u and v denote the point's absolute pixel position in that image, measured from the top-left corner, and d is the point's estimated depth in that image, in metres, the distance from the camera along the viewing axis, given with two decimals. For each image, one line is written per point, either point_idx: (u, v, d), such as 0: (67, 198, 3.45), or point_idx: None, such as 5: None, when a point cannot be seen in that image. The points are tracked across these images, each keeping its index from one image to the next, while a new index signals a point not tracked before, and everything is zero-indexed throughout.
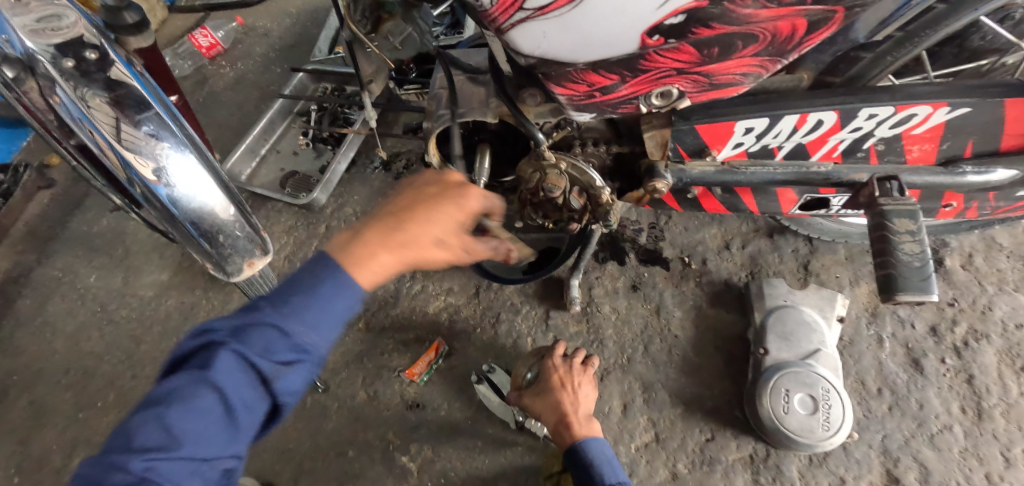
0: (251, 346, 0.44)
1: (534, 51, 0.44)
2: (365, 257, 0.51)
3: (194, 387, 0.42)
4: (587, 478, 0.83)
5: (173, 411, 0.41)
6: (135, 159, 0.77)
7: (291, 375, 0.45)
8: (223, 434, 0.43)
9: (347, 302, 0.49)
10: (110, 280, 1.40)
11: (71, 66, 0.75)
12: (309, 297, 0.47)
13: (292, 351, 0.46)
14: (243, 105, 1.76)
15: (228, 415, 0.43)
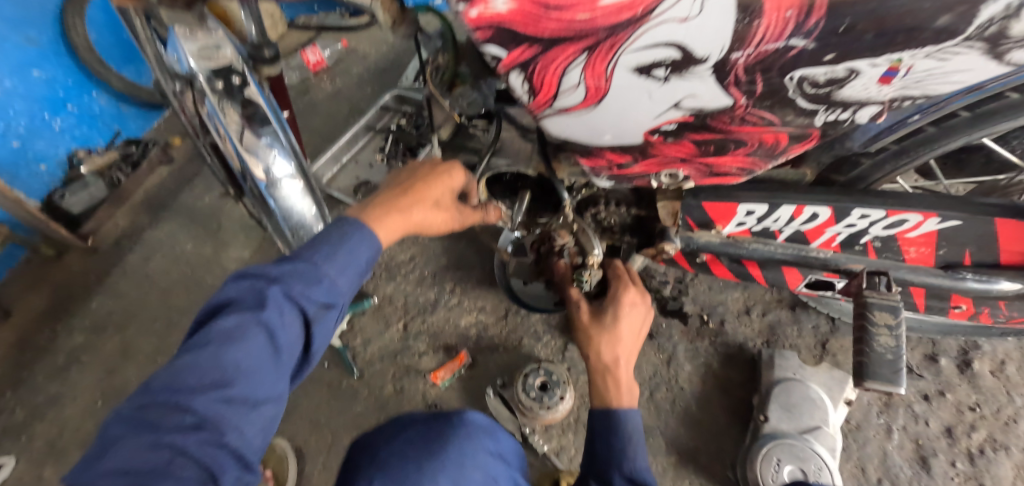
0: (296, 288, 0.55)
1: (560, 134, 0.57)
2: (381, 217, 0.66)
3: (244, 332, 0.50)
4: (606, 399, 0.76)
5: (232, 351, 0.49)
6: (252, 160, 1.01)
7: (326, 318, 0.58)
8: (271, 373, 0.52)
9: (375, 258, 0.63)
10: (202, 250, 1.65)
11: (221, 87, 0.92)
12: (340, 245, 0.59)
13: (329, 296, 0.58)
14: (334, 116, 2.02)
15: (274, 356, 0.53)
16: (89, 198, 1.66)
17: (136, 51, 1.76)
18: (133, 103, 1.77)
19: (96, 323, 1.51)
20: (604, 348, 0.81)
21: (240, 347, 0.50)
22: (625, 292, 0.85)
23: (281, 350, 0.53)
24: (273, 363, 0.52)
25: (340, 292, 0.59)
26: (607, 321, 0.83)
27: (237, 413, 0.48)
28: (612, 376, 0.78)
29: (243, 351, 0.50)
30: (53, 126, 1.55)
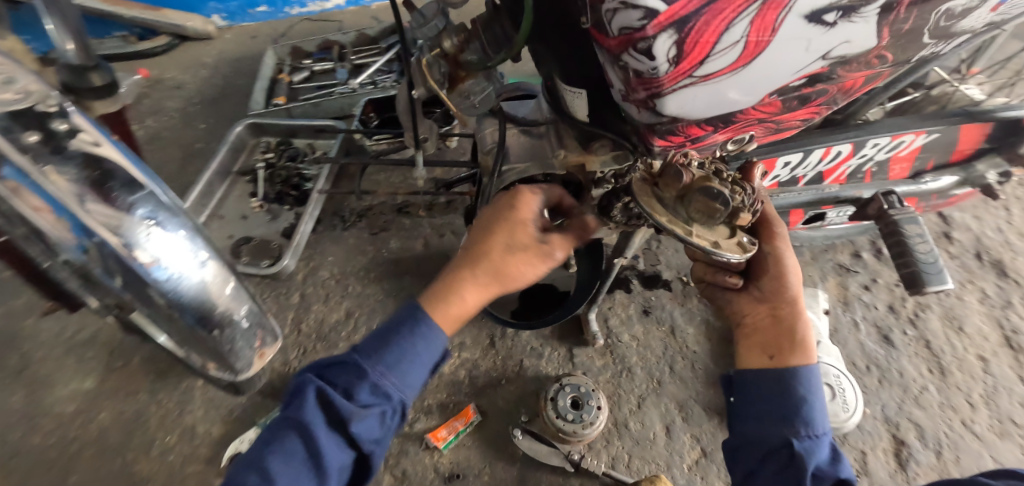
0: (338, 387, 0.57)
1: (673, 113, 0.47)
2: (451, 296, 0.63)
3: (286, 432, 0.55)
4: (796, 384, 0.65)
5: (274, 451, 0.54)
6: (125, 244, 0.66)
7: (369, 419, 0.56)
8: (310, 476, 0.54)
9: (428, 347, 0.62)
10: (8, 401, 1.16)
11: (37, 141, 0.60)
12: (387, 342, 0.60)
13: (374, 398, 0.57)
14: (163, 168, 1.51)
15: (313, 459, 0.54)
16: None
17: None
18: None
19: None
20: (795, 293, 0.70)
21: (281, 446, 0.54)
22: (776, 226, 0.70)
23: (323, 453, 0.54)
24: (312, 465, 0.54)
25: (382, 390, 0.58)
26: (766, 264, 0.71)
27: None
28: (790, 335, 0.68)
29: (283, 452, 0.54)
30: None
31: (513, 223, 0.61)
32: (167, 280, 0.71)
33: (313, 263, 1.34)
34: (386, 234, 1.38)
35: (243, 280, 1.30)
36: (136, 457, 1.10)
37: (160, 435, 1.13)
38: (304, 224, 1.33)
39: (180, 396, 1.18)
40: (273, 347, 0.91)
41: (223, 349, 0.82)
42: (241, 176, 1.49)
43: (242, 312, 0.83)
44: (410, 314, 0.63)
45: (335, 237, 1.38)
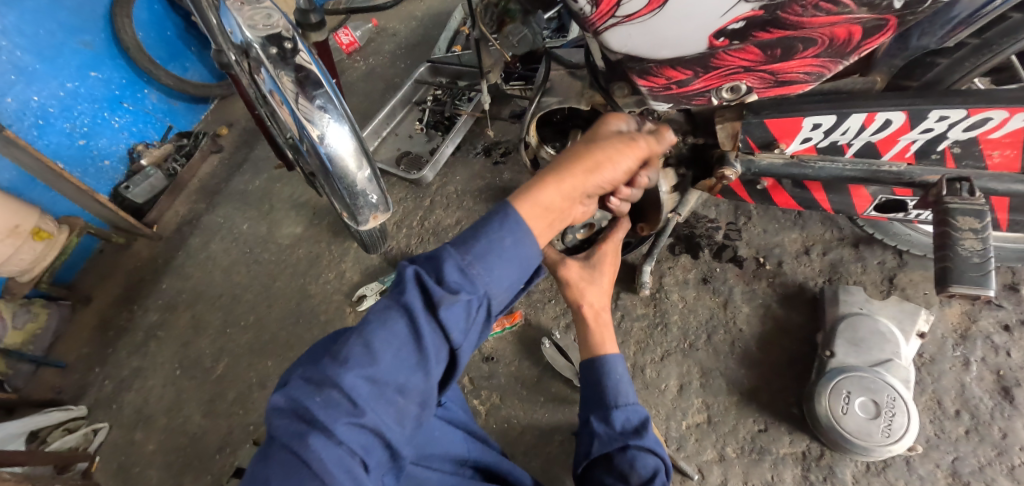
0: (433, 273, 0.51)
1: (621, 48, 0.58)
2: (547, 194, 0.57)
3: (389, 313, 0.50)
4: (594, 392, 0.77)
5: (375, 330, 0.49)
6: (308, 123, 1.03)
7: (460, 305, 0.50)
8: (411, 360, 0.49)
9: (513, 241, 0.53)
10: (258, 228, 1.80)
11: (275, 53, 0.98)
12: (488, 238, 0.53)
13: (462, 284, 0.51)
14: (371, 94, 2.08)
15: (415, 342, 0.49)
16: (150, 188, 1.82)
17: (180, 48, 1.93)
18: (181, 98, 1.96)
19: (168, 302, 1.70)
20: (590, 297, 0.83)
21: (386, 326, 0.49)
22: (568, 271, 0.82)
23: (420, 337, 0.49)
24: (411, 352, 0.49)
25: (473, 277, 0.51)
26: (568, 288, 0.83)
27: (377, 393, 0.47)
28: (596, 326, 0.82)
29: (381, 334, 0.49)
30: (113, 123, 1.73)
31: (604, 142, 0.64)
32: (328, 153, 1.06)
33: (446, 178, 1.69)
34: (503, 167, 1.67)
35: (397, 182, 1.72)
36: (310, 282, 1.64)
37: (325, 272, 1.65)
38: (446, 146, 1.66)
39: (342, 251, 1.68)
40: (384, 216, 1.20)
41: (355, 210, 1.16)
42: (417, 106, 1.91)
43: (373, 192, 1.15)
44: (499, 209, 0.55)
45: (466, 161, 1.70)
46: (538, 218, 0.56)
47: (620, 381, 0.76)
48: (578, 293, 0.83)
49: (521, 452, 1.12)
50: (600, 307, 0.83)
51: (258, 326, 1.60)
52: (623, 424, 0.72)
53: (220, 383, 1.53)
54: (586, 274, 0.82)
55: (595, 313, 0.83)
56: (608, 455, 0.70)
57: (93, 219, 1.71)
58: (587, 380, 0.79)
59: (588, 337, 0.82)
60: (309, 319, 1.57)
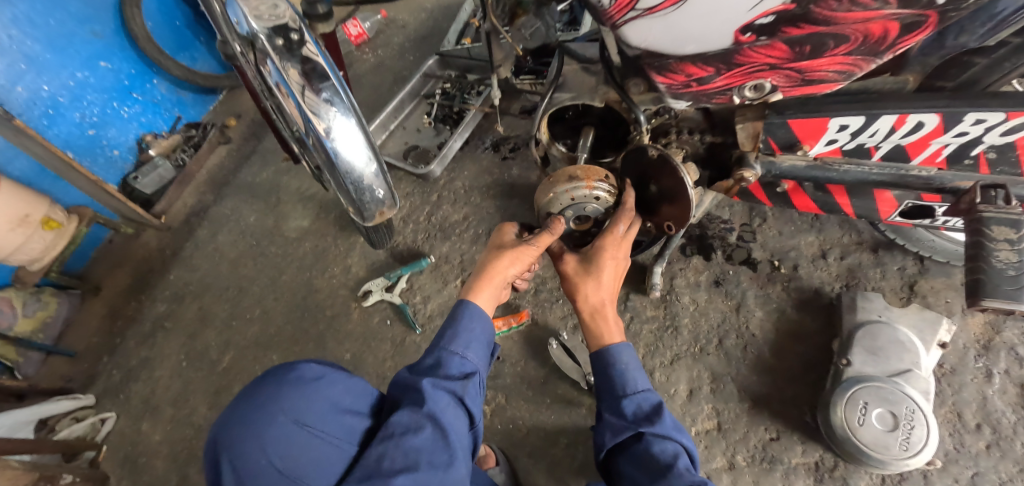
0: (440, 379, 0.71)
1: (640, 43, 0.55)
2: (483, 289, 0.81)
3: (419, 420, 0.65)
4: (608, 384, 0.77)
5: (413, 437, 0.63)
6: (314, 117, 1.01)
7: (468, 390, 0.73)
8: (445, 450, 0.64)
9: (485, 333, 0.80)
10: (265, 221, 1.79)
11: (281, 44, 0.96)
12: (468, 336, 0.78)
13: (463, 371, 0.75)
14: (379, 87, 2.06)
15: (442, 435, 0.65)
16: (159, 179, 1.82)
17: (189, 38, 1.91)
18: (190, 89, 1.95)
19: (176, 293, 1.70)
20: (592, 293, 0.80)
21: (420, 430, 0.64)
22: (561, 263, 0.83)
23: (448, 432, 0.66)
24: (444, 445, 0.65)
25: (469, 364, 0.77)
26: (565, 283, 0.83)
27: (431, 477, 0.61)
28: (602, 316, 0.80)
29: (420, 436, 0.63)
30: (122, 114, 1.73)
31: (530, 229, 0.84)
32: (334, 148, 1.05)
33: (453, 173, 1.66)
34: (512, 162, 1.64)
35: (405, 176, 1.70)
36: (316, 276, 1.63)
37: (332, 266, 1.64)
38: (454, 141, 1.64)
39: (348, 246, 1.66)
40: (391, 212, 1.18)
41: (361, 206, 1.15)
42: (425, 99, 1.89)
43: (380, 188, 1.14)
44: (473, 314, 0.79)
45: (475, 156, 1.68)
46: (488, 301, 0.82)
47: (627, 370, 0.77)
48: (580, 289, 0.81)
49: (526, 453, 1.11)
50: (601, 301, 0.81)
51: (264, 320, 1.60)
52: (632, 412, 0.73)
53: (226, 375, 1.53)
54: (582, 268, 0.81)
55: (592, 308, 0.81)
56: (621, 444, 0.73)
57: (102, 210, 1.71)
58: (597, 372, 0.80)
59: (590, 330, 0.82)
60: (315, 313, 1.56)
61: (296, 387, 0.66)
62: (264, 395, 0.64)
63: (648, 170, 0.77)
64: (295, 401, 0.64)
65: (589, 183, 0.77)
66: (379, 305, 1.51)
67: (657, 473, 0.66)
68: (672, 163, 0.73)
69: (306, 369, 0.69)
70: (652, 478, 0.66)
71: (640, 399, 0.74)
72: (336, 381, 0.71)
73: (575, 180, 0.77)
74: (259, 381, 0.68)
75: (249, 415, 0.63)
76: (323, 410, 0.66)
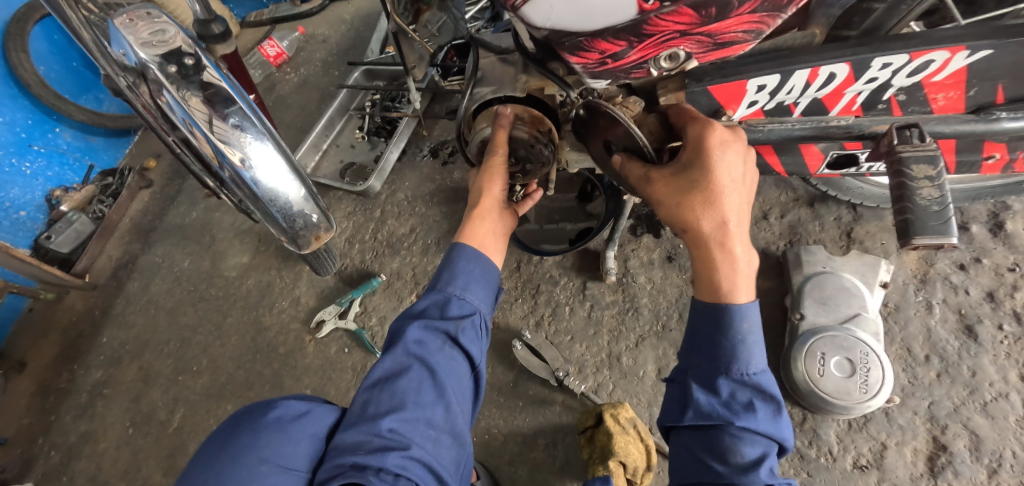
0: (433, 319, 0.74)
1: (545, 23, 0.52)
2: (474, 226, 0.81)
3: (407, 364, 0.70)
4: (709, 329, 0.63)
5: (399, 381, 0.69)
6: (226, 148, 0.94)
7: (467, 331, 0.74)
8: (433, 391, 0.69)
9: (486, 275, 0.80)
10: (200, 263, 1.67)
11: (174, 71, 0.88)
12: (463, 272, 0.78)
13: (463, 311, 0.76)
14: (306, 106, 1.97)
15: (430, 375, 0.70)
16: (76, 235, 1.66)
17: (91, 79, 1.76)
18: (100, 133, 1.78)
19: (111, 357, 1.56)
20: (706, 209, 0.60)
21: (405, 376, 0.69)
22: (710, 131, 0.60)
23: (438, 371, 0.71)
24: (432, 385, 0.70)
25: (468, 303, 0.76)
26: (695, 177, 0.61)
27: (412, 424, 0.66)
28: (722, 246, 0.61)
29: (407, 376, 0.69)
30: (23, 170, 1.58)
31: (482, 167, 0.78)
32: (252, 177, 0.97)
33: (395, 186, 1.61)
34: (453, 166, 1.60)
35: (344, 195, 1.63)
36: (264, 313, 1.53)
37: (279, 300, 1.54)
38: (390, 152, 1.57)
39: (295, 276, 1.57)
40: (327, 235, 1.12)
41: (295, 235, 1.07)
42: (356, 113, 1.82)
43: (313, 211, 1.07)
44: (461, 251, 0.79)
45: (414, 165, 1.62)
46: (477, 239, 0.81)
47: (743, 342, 0.61)
48: (700, 188, 0.60)
49: (506, 462, 1.06)
50: (722, 223, 0.60)
51: (213, 369, 1.49)
52: (733, 394, 0.60)
53: (179, 435, 1.41)
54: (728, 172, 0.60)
55: (723, 236, 0.60)
56: (720, 425, 0.59)
57: (14, 277, 1.55)
58: (702, 320, 0.64)
59: (712, 268, 0.62)
60: (268, 353, 1.47)
61: (276, 431, 0.65)
62: (240, 445, 0.63)
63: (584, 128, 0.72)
64: (274, 447, 0.63)
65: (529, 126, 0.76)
66: (335, 334, 1.43)
67: (743, 471, 0.56)
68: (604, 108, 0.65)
69: (286, 408, 0.69)
70: (734, 470, 0.57)
71: (757, 383, 0.61)
72: (322, 415, 0.72)
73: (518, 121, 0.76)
74: (233, 428, 0.67)
75: (225, 467, 0.61)
76: (306, 452, 0.66)
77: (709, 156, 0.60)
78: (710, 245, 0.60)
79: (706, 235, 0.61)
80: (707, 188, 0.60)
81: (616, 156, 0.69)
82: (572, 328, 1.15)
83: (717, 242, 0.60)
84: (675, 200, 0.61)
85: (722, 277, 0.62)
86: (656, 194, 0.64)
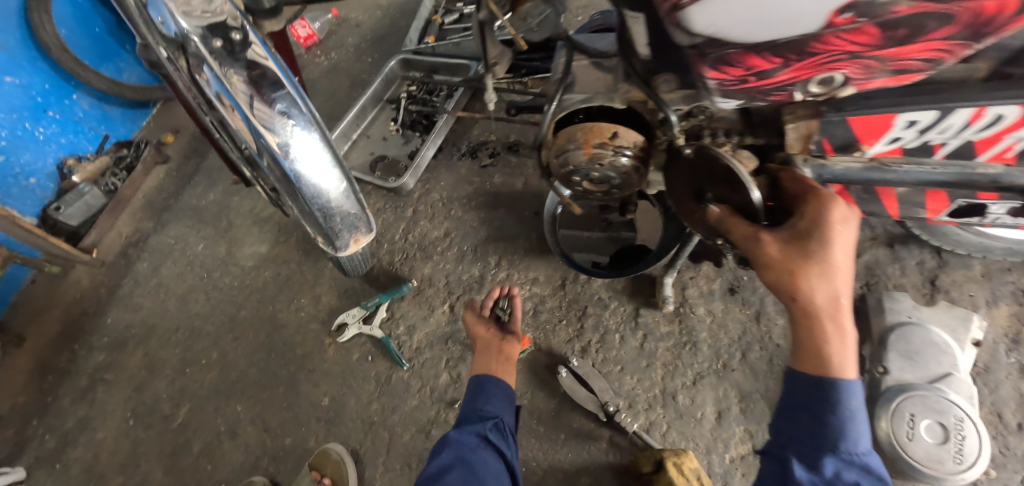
0: (466, 427, 0.85)
1: (705, 29, 0.43)
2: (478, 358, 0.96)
3: (449, 467, 0.79)
4: (812, 403, 0.57)
5: (445, 480, 0.77)
6: (267, 134, 0.84)
7: (494, 430, 0.84)
8: (475, 483, 0.77)
9: (502, 390, 0.89)
10: (215, 249, 1.58)
11: (219, 46, 0.76)
12: (485, 387, 0.89)
13: (489, 415, 0.86)
14: (336, 92, 1.88)
15: (470, 468, 0.78)
16: (86, 208, 1.58)
17: (113, 46, 1.67)
18: (118, 103, 1.70)
19: (115, 340, 1.47)
20: (824, 281, 0.54)
21: (448, 475, 0.78)
22: (835, 206, 0.54)
23: (477, 467, 0.79)
24: (476, 482, 0.77)
25: (492, 410, 0.86)
26: (812, 245, 0.55)
27: None
28: (833, 321, 0.55)
29: (451, 475, 0.77)
30: (37, 135, 1.48)
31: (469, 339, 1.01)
32: (292, 168, 0.88)
33: (428, 185, 1.52)
34: (493, 170, 1.48)
35: (374, 190, 1.54)
36: (280, 309, 1.45)
37: (298, 297, 1.45)
38: (426, 149, 1.49)
39: (315, 273, 1.48)
40: (366, 237, 1.03)
41: (333, 234, 0.98)
42: (389, 104, 1.74)
43: (352, 208, 0.98)
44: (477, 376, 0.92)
45: (450, 165, 1.53)
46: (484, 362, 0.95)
47: (852, 419, 0.55)
48: (820, 262, 0.54)
49: None
50: (837, 298, 0.55)
51: (224, 364, 1.40)
52: (838, 475, 0.55)
53: (183, 433, 1.32)
54: (847, 246, 0.55)
55: (836, 310, 0.55)
56: None
57: (20, 247, 1.46)
58: (801, 393, 0.58)
59: (818, 342, 0.56)
60: (283, 353, 1.38)
61: None
62: None
63: (686, 170, 0.66)
64: None
65: (587, 147, 0.65)
66: (357, 339, 1.34)
67: None
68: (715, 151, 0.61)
69: None
70: None
71: (864, 464, 0.55)
72: None
73: (573, 142, 0.66)
74: None
75: None
76: None
77: (830, 229, 0.54)
78: (822, 318, 0.55)
79: (818, 309, 0.55)
80: (827, 262, 0.54)
81: (715, 207, 0.64)
82: (622, 358, 1.06)
83: (830, 316, 0.55)
84: (789, 267, 0.54)
85: (830, 352, 0.56)
86: (766, 257, 0.57)
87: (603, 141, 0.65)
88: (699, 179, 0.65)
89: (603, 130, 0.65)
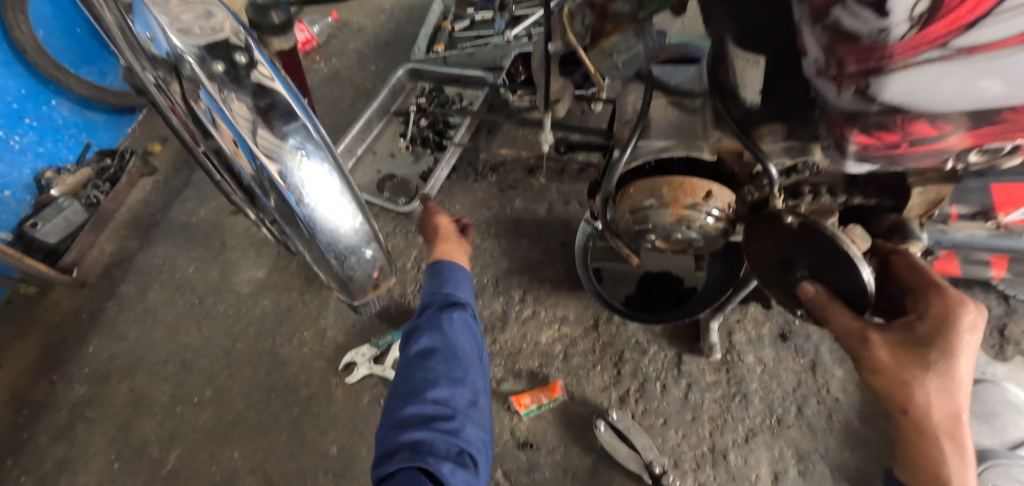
0: (439, 307, 0.84)
1: (897, 96, 0.35)
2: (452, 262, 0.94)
3: (424, 357, 0.77)
4: None
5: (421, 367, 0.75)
6: (276, 170, 0.71)
7: (463, 311, 0.84)
8: (449, 365, 0.76)
9: (467, 275, 0.90)
10: (208, 273, 1.46)
11: (220, 70, 0.63)
12: (452, 275, 0.88)
13: (457, 299, 0.86)
14: (338, 102, 1.76)
15: (445, 357, 0.77)
16: (65, 224, 1.44)
17: (95, 48, 1.54)
18: (100, 109, 1.57)
19: (98, 372, 1.34)
20: (945, 398, 0.49)
21: (424, 363, 0.76)
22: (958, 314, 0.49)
23: (450, 351, 0.78)
24: (451, 363, 0.76)
25: (460, 295, 0.87)
26: (933, 357, 0.49)
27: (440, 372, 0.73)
28: (951, 439, 0.50)
29: (429, 359, 0.76)
30: (11, 145, 1.35)
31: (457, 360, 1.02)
32: (305, 208, 0.75)
33: (442, 207, 1.41)
34: (513, 193, 1.38)
35: (382, 212, 1.44)
36: (281, 343, 1.33)
37: (300, 329, 1.34)
38: (440, 170, 1.39)
39: (319, 303, 1.37)
40: (386, 280, 0.90)
41: (348, 279, 0.85)
42: (396, 117, 1.63)
43: (369, 246, 0.85)
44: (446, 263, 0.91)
45: (466, 187, 1.42)
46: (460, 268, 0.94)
47: None
48: (941, 375, 0.48)
49: None
50: (956, 416, 0.49)
51: (219, 402, 1.28)
52: None
53: (173, 481, 1.20)
54: (969, 357, 0.49)
55: (954, 426, 0.49)
56: None
57: None
58: None
59: (934, 459, 0.51)
60: (285, 393, 1.27)
61: None
62: None
63: (779, 242, 0.56)
64: None
65: (678, 209, 0.57)
66: (368, 381, 1.24)
67: None
68: (826, 230, 0.51)
69: None
70: None
71: None
72: None
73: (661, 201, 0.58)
74: None
75: None
76: None
77: (949, 337, 0.49)
78: (939, 436, 0.50)
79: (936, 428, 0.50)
80: (950, 376, 0.48)
81: (809, 285, 0.55)
82: (665, 410, 0.98)
83: (947, 434, 0.50)
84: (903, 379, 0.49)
85: (947, 472, 0.51)
86: (876, 362, 0.51)
87: (696, 201, 0.57)
88: (791, 249, 0.55)
89: (696, 190, 0.58)
